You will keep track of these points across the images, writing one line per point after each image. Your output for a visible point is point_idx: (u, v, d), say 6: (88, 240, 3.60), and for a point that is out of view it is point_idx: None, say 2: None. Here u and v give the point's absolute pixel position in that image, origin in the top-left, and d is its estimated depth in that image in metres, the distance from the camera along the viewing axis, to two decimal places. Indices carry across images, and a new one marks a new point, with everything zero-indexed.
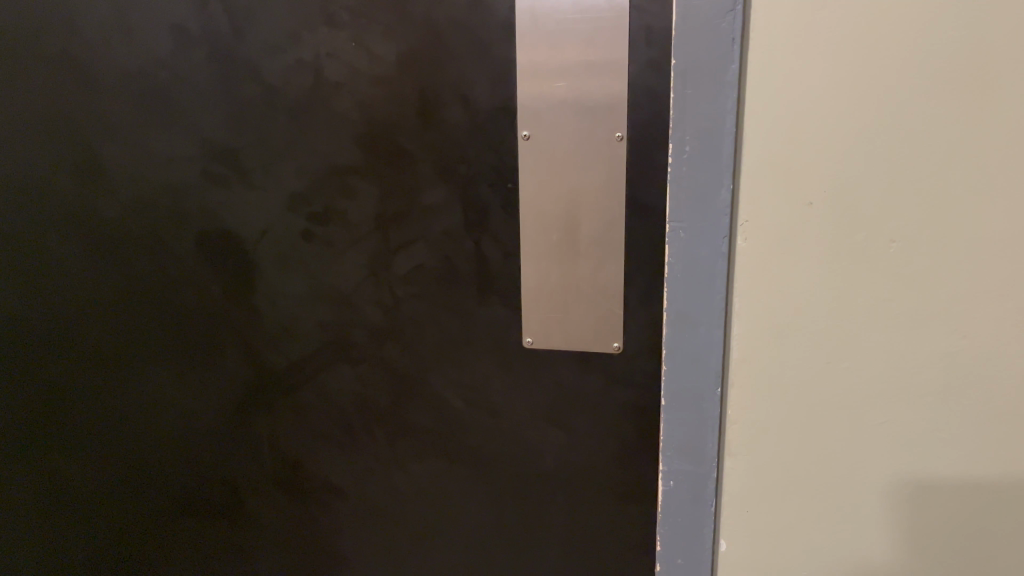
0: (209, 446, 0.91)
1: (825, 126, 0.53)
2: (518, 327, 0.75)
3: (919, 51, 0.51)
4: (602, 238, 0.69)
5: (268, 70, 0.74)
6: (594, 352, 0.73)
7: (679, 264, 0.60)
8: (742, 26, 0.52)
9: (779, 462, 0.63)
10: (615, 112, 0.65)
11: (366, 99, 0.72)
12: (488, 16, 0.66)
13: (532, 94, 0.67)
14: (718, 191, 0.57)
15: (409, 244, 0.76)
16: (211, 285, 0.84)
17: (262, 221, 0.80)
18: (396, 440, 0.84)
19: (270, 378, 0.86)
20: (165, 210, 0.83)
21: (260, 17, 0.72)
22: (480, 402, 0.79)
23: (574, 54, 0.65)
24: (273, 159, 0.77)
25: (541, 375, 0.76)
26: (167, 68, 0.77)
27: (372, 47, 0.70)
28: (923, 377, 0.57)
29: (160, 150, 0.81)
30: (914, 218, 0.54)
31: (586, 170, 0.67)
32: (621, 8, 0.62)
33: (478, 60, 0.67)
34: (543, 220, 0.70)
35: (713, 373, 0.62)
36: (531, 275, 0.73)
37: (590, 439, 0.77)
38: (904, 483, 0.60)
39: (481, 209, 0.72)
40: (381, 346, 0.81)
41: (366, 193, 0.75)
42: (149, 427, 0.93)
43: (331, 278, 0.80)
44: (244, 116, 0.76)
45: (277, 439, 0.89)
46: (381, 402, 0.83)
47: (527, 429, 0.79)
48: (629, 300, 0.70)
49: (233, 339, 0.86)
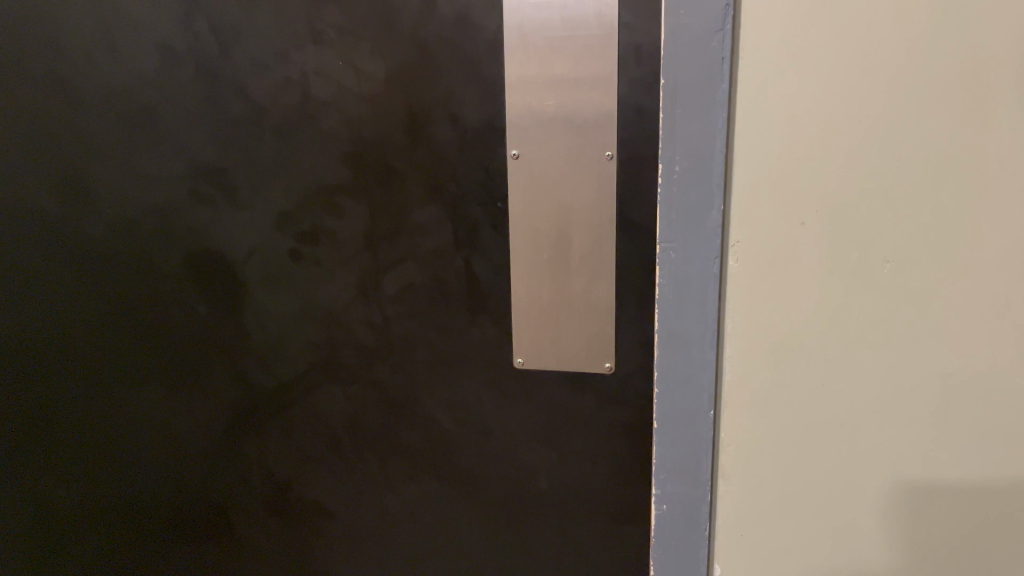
0: (199, 468, 0.90)
1: (817, 144, 0.53)
2: (510, 347, 0.74)
3: (911, 68, 0.50)
4: (594, 256, 0.68)
5: (255, 88, 0.73)
6: (585, 371, 0.72)
7: (670, 285, 0.59)
8: (732, 45, 0.52)
9: (774, 484, 0.62)
10: (605, 130, 0.65)
11: (354, 117, 0.71)
12: (476, 33, 0.65)
13: (522, 112, 0.66)
14: (709, 211, 0.56)
15: (399, 263, 0.75)
16: (198, 305, 0.83)
17: (250, 240, 0.78)
18: (386, 461, 0.83)
19: (258, 399, 0.85)
20: (154, 229, 0.82)
21: (246, 34, 0.71)
22: (471, 422, 0.78)
23: (564, 72, 0.64)
24: (261, 178, 0.76)
25: (533, 396, 0.75)
26: (154, 87, 0.76)
27: (360, 64, 0.69)
28: (920, 397, 0.57)
29: (146, 169, 0.80)
30: (909, 236, 0.54)
31: (576, 188, 0.67)
32: (610, 25, 0.62)
33: (467, 78, 0.67)
34: (533, 239, 0.69)
35: (707, 394, 0.60)
36: (523, 295, 0.72)
37: (583, 459, 0.76)
38: (901, 504, 0.59)
39: (472, 227, 0.71)
40: (371, 365, 0.79)
41: (356, 211, 0.74)
42: (137, 450, 0.91)
43: (320, 298, 0.79)
44: (232, 134, 0.75)
45: (266, 460, 0.87)
46: (372, 422, 0.82)
47: (519, 450, 0.78)
48: (621, 319, 0.70)
49: (222, 359, 0.84)
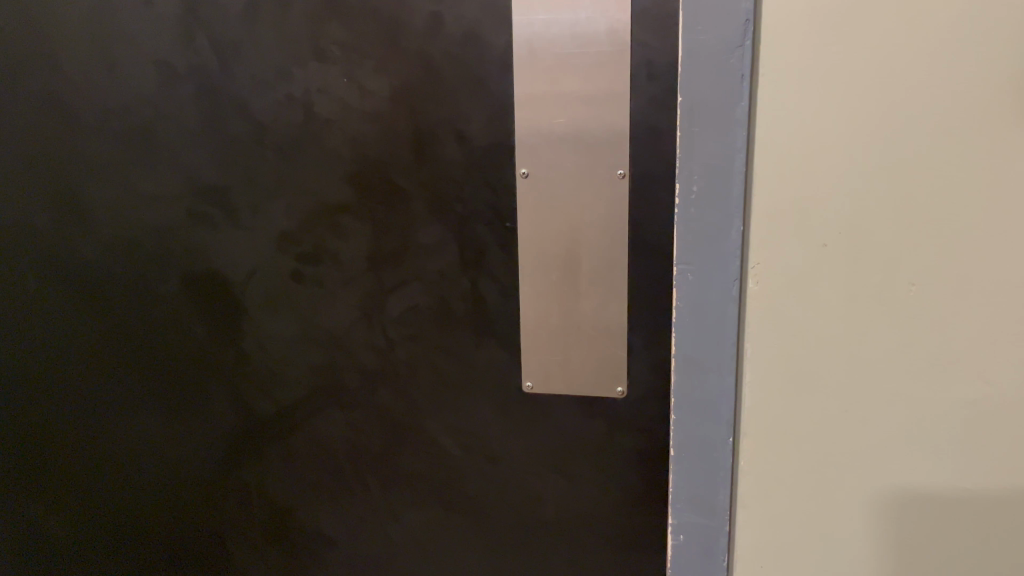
0: (195, 496, 0.87)
1: (839, 164, 0.51)
2: (517, 370, 0.72)
3: (936, 85, 0.49)
4: (605, 277, 0.66)
5: (257, 106, 0.71)
6: (596, 396, 0.70)
7: (687, 309, 0.57)
8: (752, 63, 0.50)
9: (796, 513, 0.59)
10: (617, 149, 0.63)
11: (358, 135, 0.70)
12: (484, 50, 0.64)
13: (531, 130, 0.64)
14: (727, 233, 0.54)
15: (403, 284, 0.73)
16: (195, 329, 0.81)
17: (251, 262, 0.76)
18: (389, 487, 0.80)
19: (258, 424, 0.82)
20: (153, 251, 0.79)
21: (247, 50, 0.70)
22: (477, 448, 0.76)
23: (574, 90, 0.62)
24: (261, 197, 0.74)
25: (541, 421, 0.73)
26: (152, 105, 0.74)
27: (364, 81, 0.68)
28: (948, 424, 0.54)
29: (145, 189, 0.77)
30: (935, 258, 0.52)
31: (587, 208, 0.65)
32: (621, 42, 0.60)
33: (474, 95, 0.65)
34: (542, 260, 0.68)
35: (725, 422, 0.58)
36: (530, 317, 0.70)
37: (593, 486, 0.73)
38: (932, 537, 0.57)
39: (479, 249, 0.69)
40: (373, 389, 0.77)
41: (359, 232, 0.73)
42: (133, 478, 0.88)
43: (322, 320, 0.76)
44: (232, 153, 0.73)
45: (265, 487, 0.84)
46: (374, 449, 0.79)
47: (526, 477, 0.75)
48: (633, 342, 0.68)
49: (221, 383, 0.82)
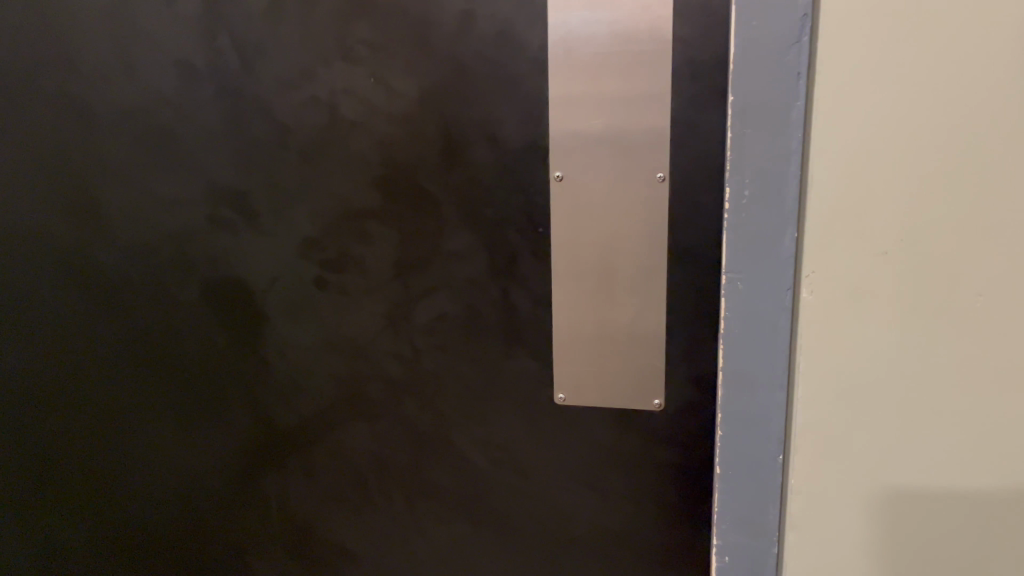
0: (213, 508, 0.85)
1: (900, 165, 0.47)
2: (549, 382, 0.69)
3: (1011, 79, 0.44)
4: (643, 285, 0.64)
5: (280, 108, 0.69)
6: (633, 409, 0.68)
7: (736, 320, 0.54)
8: (809, 60, 0.47)
9: (847, 540, 0.55)
10: (656, 152, 0.60)
11: (385, 138, 0.67)
12: (517, 48, 0.61)
13: (566, 132, 0.62)
14: (781, 240, 0.51)
15: (430, 292, 0.70)
16: (215, 338, 0.78)
17: (272, 269, 0.74)
18: (414, 501, 0.78)
19: (278, 435, 0.80)
20: (172, 257, 0.77)
21: (269, 50, 0.67)
22: (506, 461, 0.73)
23: (612, 90, 0.60)
24: (284, 202, 0.72)
25: (574, 434, 0.70)
26: (172, 107, 0.72)
27: (392, 82, 0.65)
28: (1015, 446, 0.50)
29: (164, 193, 0.75)
30: (1005, 267, 0.47)
31: (625, 213, 0.62)
32: (662, 40, 0.58)
33: (505, 96, 0.63)
34: (576, 268, 0.65)
35: (775, 439, 0.55)
36: (564, 327, 0.67)
37: (627, 502, 0.71)
38: (996, 564, 0.53)
39: (510, 256, 0.67)
40: (399, 401, 0.75)
41: (385, 238, 0.70)
42: (150, 488, 0.86)
43: (346, 329, 0.74)
44: (254, 157, 0.71)
45: (286, 500, 0.82)
46: (399, 462, 0.77)
47: (558, 492, 0.73)
48: (671, 353, 0.65)
49: (241, 394, 0.79)
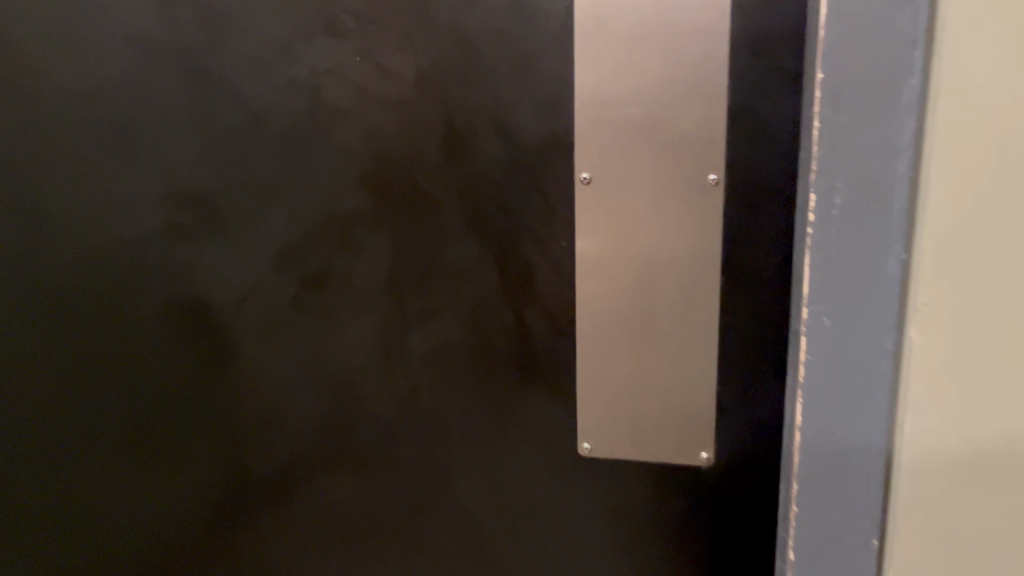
0: (182, 558, 0.73)
1: None
2: (571, 426, 0.57)
3: None
4: (689, 313, 0.52)
5: (253, 93, 0.58)
6: (674, 463, 0.55)
7: (820, 368, 0.41)
8: (927, 21, 0.35)
9: None
10: (708, 147, 0.48)
11: (375, 129, 0.56)
12: (535, 18, 0.49)
13: (596, 123, 0.50)
14: (884, 264, 0.38)
15: (431, 315, 0.59)
16: (178, 367, 0.67)
17: (244, 285, 0.63)
18: (410, 559, 0.66)
19: (252, 480, 0.68)
20: (130, 271, 0.66)
21: (239, 22, 0.56)
22: (519, 515, 0.61)
23: (653, 70, 0.48)
24: (257, 207, 0.61)
25: (601, 488, 0.58)
26: (128, 93, 0.61)
27: (383, 61, 0.54)
28: None
29: (120, 194, 0.64)
30: None
31: (669, 224, 0.50)
32: (718, 5, 0.46)
33: (522, 78, 0.51)
34: (606, 290, 0.53)
35: (870, 522, 0.42)
36: (590, 361, 0.55)
37: (665, 568, 0.59)
38: None
39: (525, 273, 0.55)
40: (392, 443, 0.63)
41: (376, 250, 0.59)
42: (111, 533, 0.75)
43: (330, 358, 0.63)
44: (222, 151, 0.60)
45: (262, 554, 0.71)
46: (393, 514, 0.65)
47: (580, 554, 0.61)
48: (722, 397, 0.53)
49: (211, 430, 0.68)
